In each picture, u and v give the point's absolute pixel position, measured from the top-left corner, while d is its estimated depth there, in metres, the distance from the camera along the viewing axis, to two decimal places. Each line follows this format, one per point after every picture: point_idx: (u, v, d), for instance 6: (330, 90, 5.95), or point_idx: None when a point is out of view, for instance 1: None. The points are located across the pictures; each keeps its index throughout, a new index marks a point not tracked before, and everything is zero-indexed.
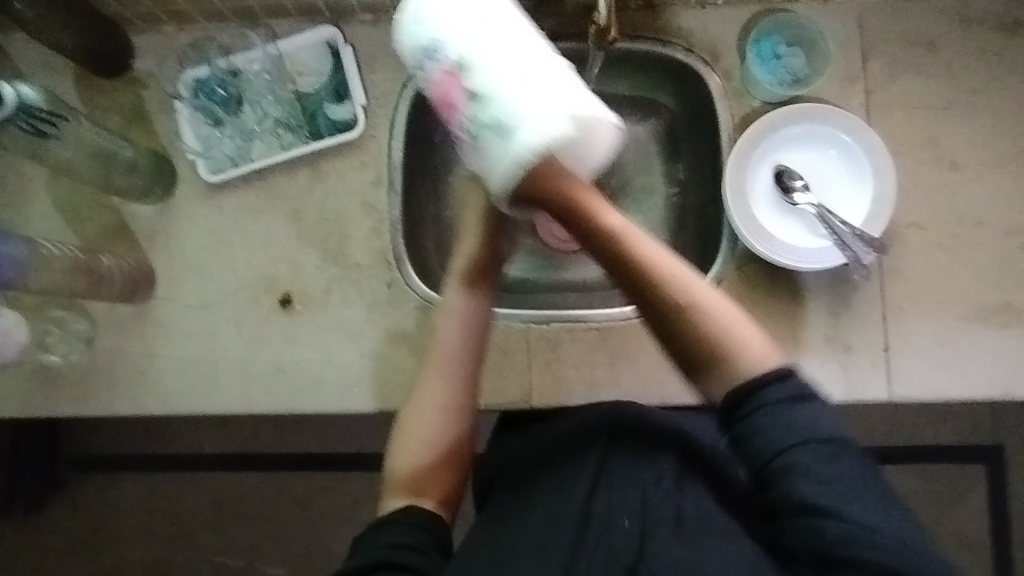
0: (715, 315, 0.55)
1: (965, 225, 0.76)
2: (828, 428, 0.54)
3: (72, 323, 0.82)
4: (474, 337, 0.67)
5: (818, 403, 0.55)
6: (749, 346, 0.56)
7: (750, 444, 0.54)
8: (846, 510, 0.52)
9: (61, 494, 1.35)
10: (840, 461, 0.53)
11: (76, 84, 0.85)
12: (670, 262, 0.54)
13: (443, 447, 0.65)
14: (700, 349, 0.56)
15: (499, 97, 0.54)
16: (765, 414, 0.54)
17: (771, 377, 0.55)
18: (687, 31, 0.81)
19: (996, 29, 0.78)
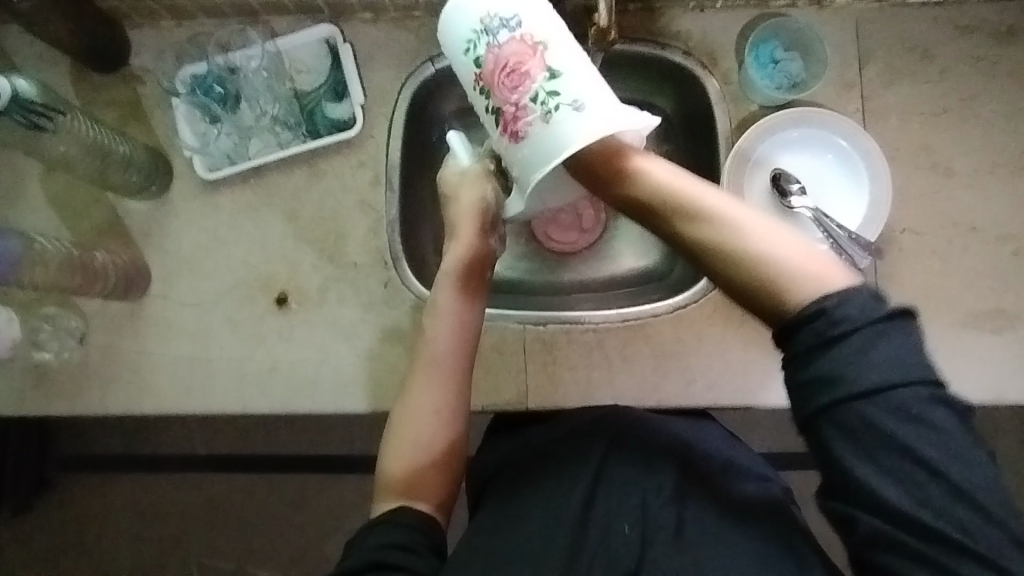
0: (760, 244, 0.54)
1: (959, 230, 0.77)
2: (911, 368, 0.49)
3: (64, 320, 0.81)
4: (464, 336, 0.67)
5: (889, 339, 0.49)
6: (811, 274, 0.52)
7: (809, 391, 0.50)
8: (909, 465, 0.48)
9: (50, 494, 1.33)
10: (918, 410, 0.48)
11: (72, 79, 0.84)
12: (703, 195, 0.56)
13: (435, 449, 0.64)
14: (757, 287, 0.54)
15: (574, 77, 0.57)
16: (835, 349, 0.49)
17: (837, 296, 0.50)
18: (686, 34, 0.82)
19: (991, 37, 0.79)
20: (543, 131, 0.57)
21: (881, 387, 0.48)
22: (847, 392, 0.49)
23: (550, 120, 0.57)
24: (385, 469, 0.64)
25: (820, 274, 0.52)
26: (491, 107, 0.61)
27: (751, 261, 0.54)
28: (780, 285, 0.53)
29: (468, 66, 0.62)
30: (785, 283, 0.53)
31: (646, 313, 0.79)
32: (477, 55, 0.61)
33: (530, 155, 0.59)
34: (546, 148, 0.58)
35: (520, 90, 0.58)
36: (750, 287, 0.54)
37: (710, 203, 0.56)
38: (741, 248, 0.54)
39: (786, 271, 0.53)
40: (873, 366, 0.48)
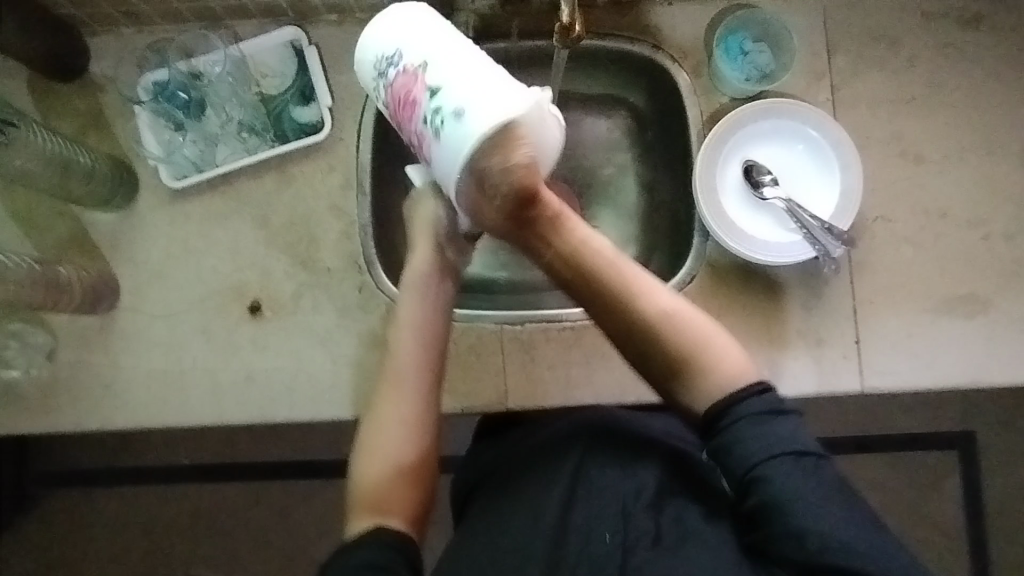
0: (690, 338, 0.60)
1: (930, 217, 0.77)
2: (805, 440, 0.58)
3: (33, 336, 0.80)
4: (433, 350, 0.66)
5: (794, 417, 0.59)
6: (723, 359, 0.60)
7: (730, 456, 0.58)
8: (817, 520, 0.55)
9: (30, 511, 1.31)
10: (817, 474, 0.56)
11: (31, 89, 0.82)
12: (643, 279, 0.60)
13: (404, 464, 0.63)
14: (675, 364, 0.61)
15: (452, 86, 0.52)
16: (742, 431, 0.58)
17: (748, 392, 0.59)
18: (655, 28, 0.81)
19: (956, 23, 0.79)
20: (435, 151, 0.54)
21: (786, 455, 0.56)
22: (755, 462, 0.57)
23: (439, 139, 0.53)
24: (356, 488, 0.62)
25: (737, 368, 0.61)
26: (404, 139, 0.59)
27: (684, 355, 0.60)
28: (704, 377, 0.60)
29: (381, 100, 0.61)
30: (713, 376, 0.60)
31: None
32: (382, 93, 0.60)
33: (438, 175, 0.56)
34: (443, 167, 0.54)
35: (413, 117, 0.56)
36: (677, 377, 0.61)
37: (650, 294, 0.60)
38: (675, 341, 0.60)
39: (713, 365, 0.60)
40: (776, 441, 0.57)
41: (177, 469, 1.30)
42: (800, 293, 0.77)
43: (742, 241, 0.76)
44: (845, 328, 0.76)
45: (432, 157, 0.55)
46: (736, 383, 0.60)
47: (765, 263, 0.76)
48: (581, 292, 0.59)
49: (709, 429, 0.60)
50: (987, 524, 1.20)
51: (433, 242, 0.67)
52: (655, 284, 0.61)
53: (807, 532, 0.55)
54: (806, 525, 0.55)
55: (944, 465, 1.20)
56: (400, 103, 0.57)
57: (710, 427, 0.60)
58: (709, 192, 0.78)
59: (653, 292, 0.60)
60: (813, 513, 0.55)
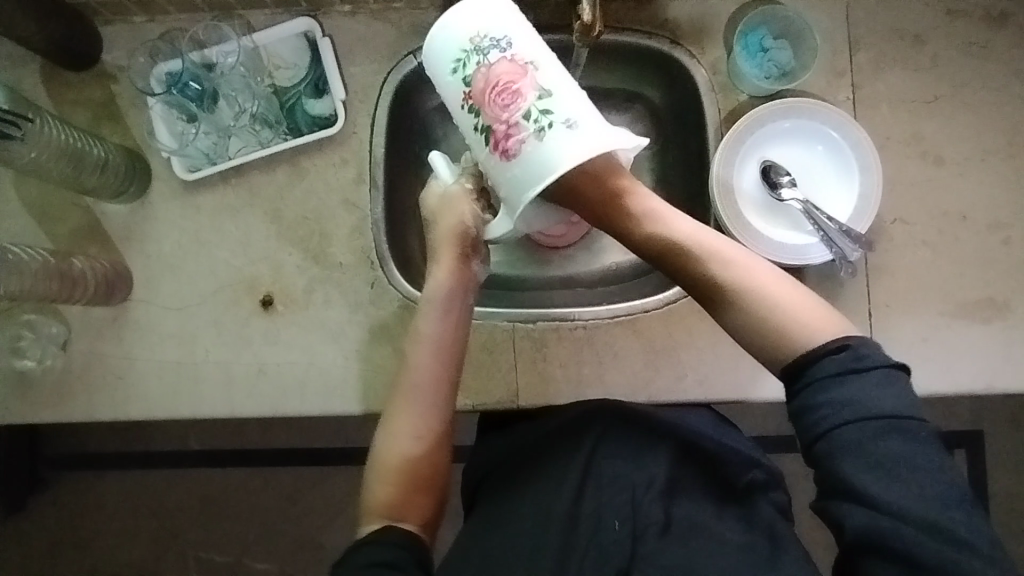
0: (766, 287, 0.59)
1: (950, 220, 0.76)
2: (889, 401, 0.53)
3: (46, 327, 0.80)
4: (449, 355, 0.66)
5: (882, 375, 0.54)
6: (806, 322, 0.57)
7: (804, 418, 0.55)
8: (887, 480, 0.51)
9: (43, 493, 1.33)
10: (905, 443, 0.52)
11: (43, 78, 0.82)
12: (699, 235, 0.61)
13: (417, 470, 0.63)
14: (752, 323, 0.59)
15: (560, 97, 0.56)
16: (826, 384, 0.54)
17: (829, 350, 0.55)
18: (673, 23, 0.80)
19: (983, 21, 0.77)
20: (535, 148, 0.56)
21: (874, 419, 0.52)
22: (833, 424, 0.53)
23: (543, 138, 0.56)
24: (368, 490, 0.63)
25: (818, 322, 0.57)
26: (479, 126, 0.59)
27: (748, 299, 0.59)
28: (772, 323, 0.58)
29: (458, 83, 0.60)
30: (788, 332, 0.57)
31: (636, 308, 0.78)
32: (467, 74, 0.59)
33: (519, 174, 0.57)
34: (548, 158, 0.56)
35: (511, 110, 0.57)
36: (751, 326, 0.59)
37: (715, 244, 0.60)
38: (743, 291, 0.59)
39: (784, 311, 0.58)
40: (864, 401, 0.53)
41: (188, 455, 1.31)
42: (815, 295, 0.76)
43: (758, 242, 0.75)
44: (858, 332, 0.76)
45: (523, 153, 0.57)
46: (815, 336, 0.57)
47: (779, 263, 0.75)
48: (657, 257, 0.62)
49: (789, 387, 0.57)
50: (993, 523, 1.20)
51: (456, 245, 0.68)
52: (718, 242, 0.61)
53: (870, 498, 0.51)
54: (864, 491, 0.51)
55: (951, 464, 1.20)
56: (501, 87, 0.57)
57: (789, 388, 0.57)
58: (726, 192, 0.77)
59: (712, 244, 0.60)
60: (874, 480, 0.51)
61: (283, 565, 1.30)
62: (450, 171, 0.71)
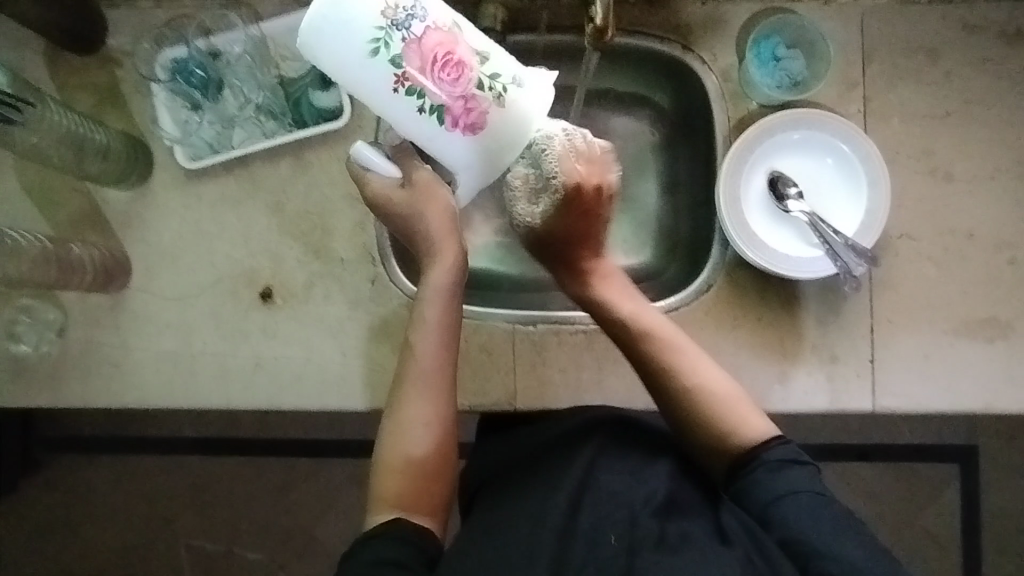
0: (718, 390, 0.68)
1: (956, 238, 0.76)
2: (816, 486, 0.63)
3: (43, 313, 0.80)
4: (448, 341, 0.67)
5: (811, 469, 0.64)
6: (747, 425, 0.66)
7: (749, 496, 0.64)
8: (829, 542, 0.59)
9: (35, 475, 1.33)
10: (835, 514, 0.61)
11: (46, 60, 0.81)
12: (660, 324, 0.70)
13: (424, 459, 0.64)
14: (692, 409, 0.67)
15: (496, 57, 0.59)
16: (763, 476, 0.63)
17: (771, 443, 0.65)
18: (686, 28, 0.79)
19: (998, 38, 0.76)
20: (499, 115, 0.60)
21: (805, 494, 0.62)
22: (775, 500, 0.62)
23: (504, 104, 0.59)
24: (379, 483, 0.64)
25: (757, 423, 0.66)
26: (427, 108, 0.58)
27: (702, 396, 0.68)
28: (727, 422, 0.66)
29: (382, 63, 0.56)
30: (728, 430, 0.66)
31: None
32: (392, 52, 0.56)
33: (492, 142, 0.61)
34: (518, 118, 0.61)
35: (464, 82, 0.58)
36: (698, 415, 0.67)
37: (680, 340, 0.70)
38: (692, 385, 0.68)
39: (738, 416, 0.67)
40: (792, 483, 0.62)
41: (181, 442, 1.31)
42: (818, 309, 0.76)
43: (762, 253, 0.75)
44: (860, 346, 0.75)
45: (489, 123, 0.60)
46: (756, 437, 0.66)
47: (784, 275, 0.74)
48: (628, 342, 0.70)
49: (732, 472, 0.65)
50: (984, 539, 1.20)
51: (449, 226, 0.68)
52: (677, 334, 0.70)
53: (822, 556, 0.58)
54: (820, 549, 0.58)
55: (944, 479, 1.20)
56: (441, 62, 0.57)
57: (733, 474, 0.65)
58: (732, 201, 0.76)
59: (676, 338, 0.70)
60: (822, 541, 0.59)
61: (273, 555, 1.30)
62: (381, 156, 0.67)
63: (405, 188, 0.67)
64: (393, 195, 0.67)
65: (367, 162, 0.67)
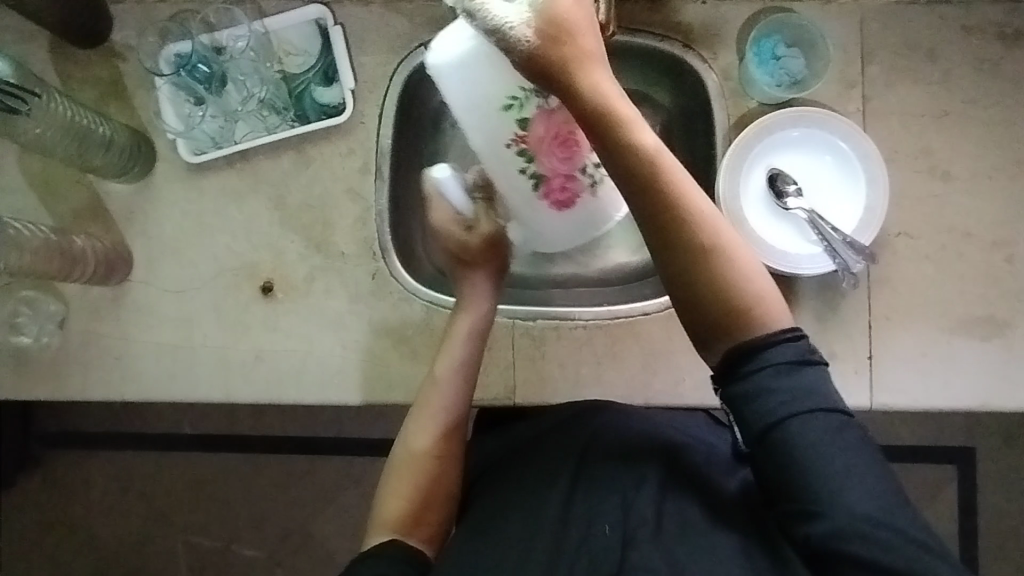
0: (737, 258, 0.58)
1: (954, 236, 0.76)
2: (831, 397, 0.55)
3: (44, 305, 0.80)
4: (468, 381, 0.70)
5: (821, 371, 0.56)
6: (765, 301, 0.58)
7: (751, 406, 0.56)
8: (835, 477, 0.53)
9: (34, 470, 1.33)
10: (846, 438, 0.54)
11: (51, 54, 0.81)
12: (679, 169, 0.58)
13: (428, 486, 0.66)
14: (710, 283, 0.57)
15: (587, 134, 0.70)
16: (767, 380, 0.56)
17: (780, 336, 0.57)
18: (686, 26, 0.80)
19: (995, 39, 0.77)
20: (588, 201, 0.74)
21: (813, 412, 0.54)
22: (780, 413, 0.54)
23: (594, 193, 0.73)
24: (381, 505, 0.66)
25: (776, 310, 0.58)
26: (529, 172, 0.71)
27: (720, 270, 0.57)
28: (741, 307, 0.57)
29: (508, 121, 0.68)
30: (744, 305, 0.57)
31: (637, 311, 0.78)
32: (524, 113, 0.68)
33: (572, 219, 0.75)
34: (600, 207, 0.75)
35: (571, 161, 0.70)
36: (716, 287, 0.57)
37: (694, 191, 0.58)
38: (715, 241, 0.57)
39: (753, 293, 0.58)
40: (800, 395, 0.55)
41: (180, 438, 1.31)
42: (816, 306, 0.76)
43: (761, 249, 0.75)
44: (858, 343, 0.76)
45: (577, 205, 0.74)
46: (766, 327, 0.57)
47: (781, 271, 0.75)
48: (635, 188, 0.57)
49: (726, 375, 0.58)
50: (981, 540, 1.20)
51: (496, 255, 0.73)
52: (692, 183, 0.58)
53: (824, 502, 0.53)
54: (824, 492, 0.53)
55: (942, 480, 1.20)
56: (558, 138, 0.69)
57: (733, 368, 0.57)
58: (732, 198, 0.77)
59: (693, 189, 0.58)
60: (830, 481, 0.53)
61: (271, 552, 1.30)
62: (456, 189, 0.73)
63: (471, 231, 0.72)
64: (458, 233, 0.72)
65: (442, 192, 0.72)
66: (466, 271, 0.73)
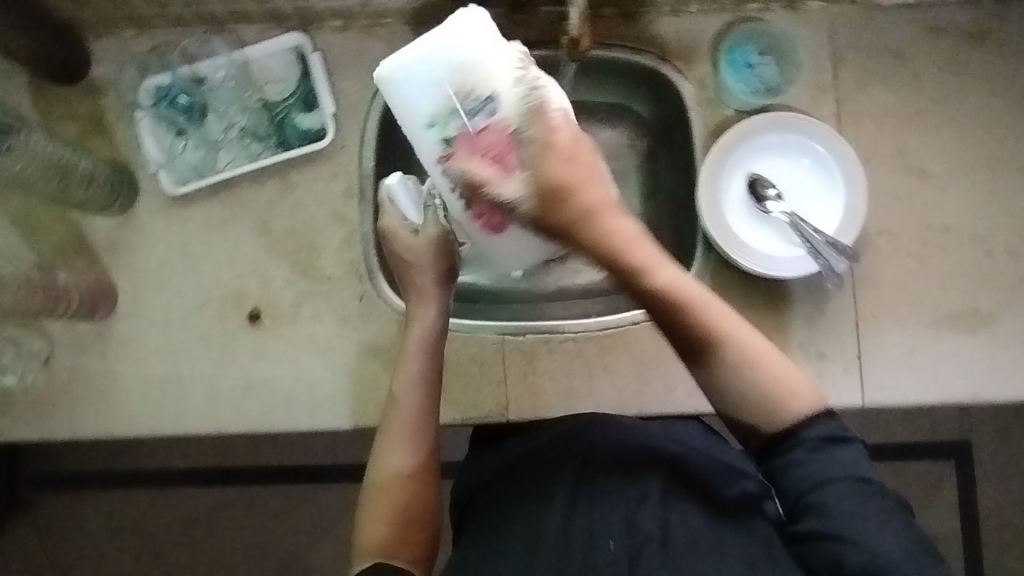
0: (766, 362, 0.61)
1: (934, 232, 0.77)
2: (866, 469, 0.56)
3: (28, 342, 0.79)
4: (427, 394, 0.67)
5: (856, 448, 0.58)
6: (800, 396, 0.60)
7: (786, 478, 0.57)
8: (863, 531, 0.53)
9: (23, 513, 1.30)
10: (880, 501, 0.55)
11: (30, 91, 0.81)
12: (703, 295, 0.61)
13: (405, 506, 0.64)
14: (743, 390, 0.60)
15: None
16: (803, 455, 0.57)
17: (819, 418, 0.59)
18: (661, 39, 0.81)
19: (962, 38, 0.79)
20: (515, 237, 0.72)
21: (847, 479, 0.55)
22: (812, 482, 0.56)
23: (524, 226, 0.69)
24: (362, 530, 0.64)
25: (808, 398, 0.60)
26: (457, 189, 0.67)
27: (749, 365, 0.60)
28: (775, 403, 0.60)
29: (435, 138, 0.65)
30: (783, 404, 0.59)
31: (626, 321, 0.78)
32: (445, 132, 0.65)
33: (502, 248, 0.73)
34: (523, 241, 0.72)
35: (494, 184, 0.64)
36: (757, 395, 0.60)
37: (717, 306, 0.61)
38: (744, 359, 0.60)
39: (783, 383, 0.60)
40: (837, 467, 0.56)
41: (173, 473, 1.29)
42: (803, 308, 0.77)
43: (745, 254, 0.76)
44: (846, 342, 0.76)
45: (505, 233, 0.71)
46: (806, 409, 0.59)
47: (767, 275, 0.75)
48: (669, 320, 0.61)
49: (767, 450, 0.60)
50: (983, 535, 1.20)
51: (443, 248, 0.69)
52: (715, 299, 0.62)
53: (850, 544, 0.53)
54: (850, 540, 0.53)
55: (941, 476, 1.20)
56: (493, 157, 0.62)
57: (770, 447, 0.60)
58: (713, 204, 0.78)
59: (716, 305, 0.61)
60: (861, 533, 0.53)
61: None
62: (414, 208, 0.71)
63: (420, 236, 0.69)
64: (404, 238, 0.69)
65: (394, 200, 0.71)
66: (416, 288, 0.69)
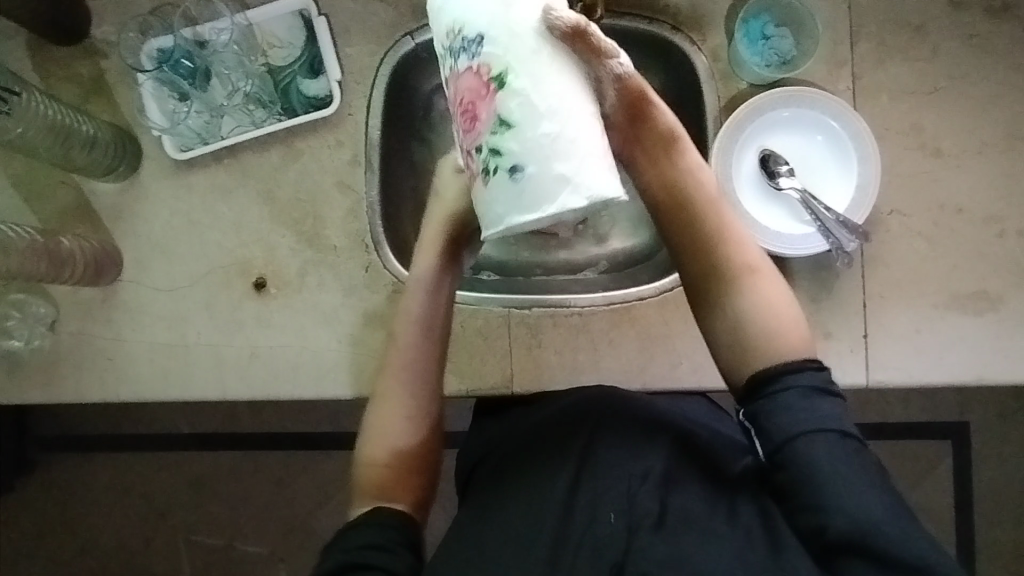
0: (776, 298, 0.62)
1: (946, 212, 0.76)
2: (847, 422, 0.58)
3: (33, 307, 0.79)
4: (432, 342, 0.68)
5: (839, 401, 0.59)
6: (796, 331, 0.62)
7: (771, 421, 0.58)
8: (847, 493, 0.54)
9: (31, 475, 1.32)
10: (863, 461, 0.56)
11: (31, 53, 0.80)
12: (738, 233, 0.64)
13: (407, 451, 0.65)
14: (748, 325, 0.62)
15: (528, 132, 0.45)
16: (790, 400, 0.58)
17: (808, 366, 0.60)
18: (675, 9, 0.79)
19: (983, 13, 0.77)
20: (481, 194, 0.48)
21: (830, 431, 0.56)
22: (794, 433, 0.57)
23: (486, 186, 0.47)
24: (360, 472, 0.64)
25: (802, 338, 0.62)
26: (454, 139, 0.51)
27: (762, 299, 0.62)
28: (780, 330, 0.61)
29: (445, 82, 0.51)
30: (782, 337, 0.61)
31: (632, 295, 0.78)
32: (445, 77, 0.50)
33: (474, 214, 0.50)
34: (497, 214, 0.47)
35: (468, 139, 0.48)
36: (760, 327, 0.62)
37: (748, 250, 0.64)
38: (759, 291, 0.62)
39: (767, 321, 0.62)
40: (820, 417, 0.57)
41: (178, 438, 1.30)
42: (810, 286, 0.76)
43: (755, 230, 0.75)
44: (853, 322, 0.76)
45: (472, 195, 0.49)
46: (796, 354, 0.61)
47: (775, 253, 0.75)
48: (705, 259, 0.63)
49: (749, 395, 0.61)
50: (976, 513, 1.22)
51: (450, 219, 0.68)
52: (739, 243, 0.64)
53: (834, 508, 0.54)
54: (835, 500, 0.54)
55: (939, 456, 1.21)
56: (467, 111, 0.47)
57: (755, 391, 0.60)
58: (725, 179, 0.76)
59: (745, 246, 0.64)
60: (847, 494, 0.54)
61: (273, 548, 1.30)
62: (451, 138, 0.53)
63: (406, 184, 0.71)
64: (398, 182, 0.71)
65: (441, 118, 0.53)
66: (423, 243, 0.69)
